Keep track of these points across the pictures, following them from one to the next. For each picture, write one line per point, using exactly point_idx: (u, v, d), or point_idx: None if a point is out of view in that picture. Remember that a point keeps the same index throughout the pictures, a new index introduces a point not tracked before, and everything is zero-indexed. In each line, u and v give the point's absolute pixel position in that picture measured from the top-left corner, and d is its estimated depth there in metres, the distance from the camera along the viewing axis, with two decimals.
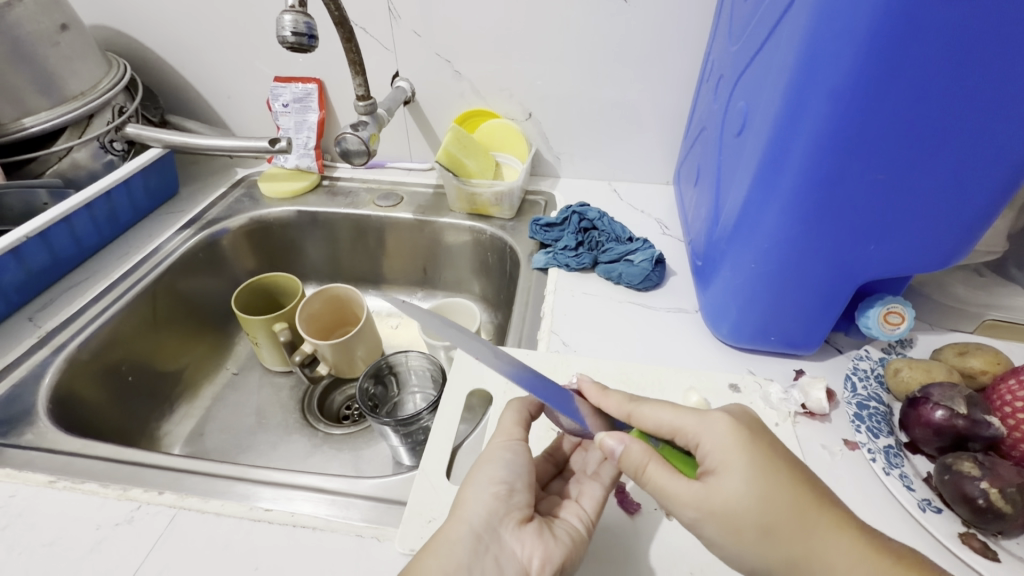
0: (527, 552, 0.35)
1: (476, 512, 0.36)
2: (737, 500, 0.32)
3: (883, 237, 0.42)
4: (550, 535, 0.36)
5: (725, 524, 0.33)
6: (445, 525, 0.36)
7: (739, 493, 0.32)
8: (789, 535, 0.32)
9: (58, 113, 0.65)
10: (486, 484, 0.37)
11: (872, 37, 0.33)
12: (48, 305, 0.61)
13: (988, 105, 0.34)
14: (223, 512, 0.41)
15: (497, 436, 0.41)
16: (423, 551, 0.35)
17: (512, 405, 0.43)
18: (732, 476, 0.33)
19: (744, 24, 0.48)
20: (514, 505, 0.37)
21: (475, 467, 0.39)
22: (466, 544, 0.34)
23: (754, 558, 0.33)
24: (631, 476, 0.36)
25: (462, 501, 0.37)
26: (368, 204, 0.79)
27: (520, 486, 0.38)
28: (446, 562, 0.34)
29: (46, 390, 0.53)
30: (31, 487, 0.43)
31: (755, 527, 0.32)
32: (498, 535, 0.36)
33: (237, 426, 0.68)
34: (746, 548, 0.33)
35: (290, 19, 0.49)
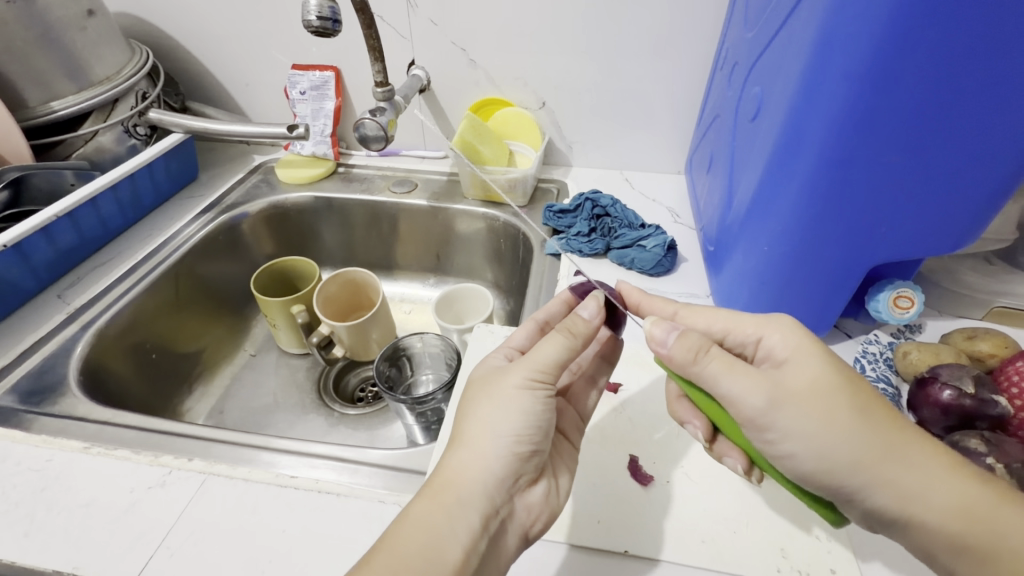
0: (532, 514, 0.37)
1: (495, 472, 0.35)
2: (816, 381, 0.34)
3: (894, 220, 0.42)
4: (552, 495, 0.39)
5: (809, 406, 0.34)
6: (458, 472, 0.35)
7: (817, 373, 0.34)
8: (877, 422, 0.33)
9: (85, 96, 0.67)
10: (509, 445, 0.36)
11: (887, 23, 0.33)
12: (76, 283, 0.63)
13: (1003, 86, 0.35)
14: (250, 478, 0.43)
15: (525, 373, 0.38)
16: (432, 499, 0.34)
17: (556, 342, 0.39)
18: (806, 360, 0.35)
19: (759, 11, 0.49)
20: (529, 470, 0.37)
21: (498, 413, 0.37)
22: (481, 505, 0.34)
23: (838, 449, 0.33)
24: (684, 363, 0.36)
25: (481, 455, 0.36)
26: (383, 190, 0.80)
27: (539, 448, 0.37)
28: (460, 526, 0.33)
29: (76, 362, 0.55)
30: (66, 453, 0.45)
31: (845, 410, 0.33)
32: (509, 495, 0.36)
33: (255, 405, 0.70)
34: (832, 437, 0.33)
35: (315, 3, 0.50)
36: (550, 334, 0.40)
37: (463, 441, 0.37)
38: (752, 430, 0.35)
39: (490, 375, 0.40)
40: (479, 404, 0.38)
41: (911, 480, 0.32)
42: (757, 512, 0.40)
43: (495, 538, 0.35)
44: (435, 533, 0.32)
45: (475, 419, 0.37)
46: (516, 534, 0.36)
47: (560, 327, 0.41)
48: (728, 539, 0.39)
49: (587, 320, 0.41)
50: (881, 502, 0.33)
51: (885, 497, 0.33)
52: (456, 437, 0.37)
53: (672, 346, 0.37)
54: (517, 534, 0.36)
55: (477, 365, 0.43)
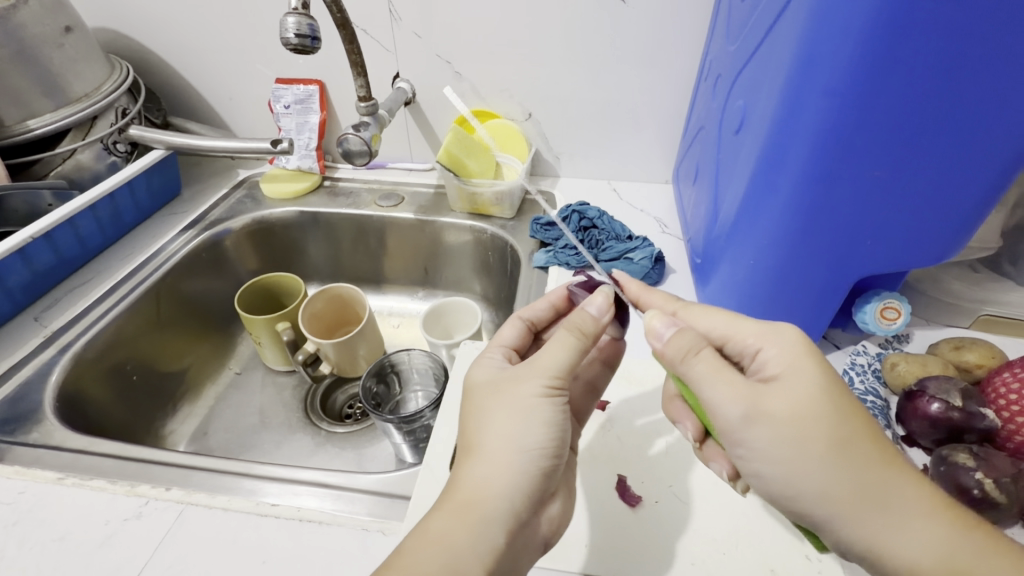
0: (552, 525, 0.37)
1: (521, 490, 0.34)
2: (802, 399, 0.32)
3: (879, 233, 0.42)
4: (568, 507, 0.39)
5: (785, 425, 0.32)
6: (478, 489, 0.33)
7: (808, 392, 0.32)
8: (859, 462, 0.31)
9: (62, 115, 0.65)
10: (533, 460, 0.35)
11: (868, 37, 0.33)
12: (53, 305, 0.62)
13: (980, 101, 0.35)
14: (230, 508, 0.42)
15: (544, 380, 0.36)
16: (451, 518, 0.32)
17: (567, 344, 0.38)
18: (798, 382, 0.33)
19: (741, 24, 0.49)
20: (552, 484, 0.36)
21: (519, 424, 0.35)
22: (504, 527, 0.33)
23: (808, 479, 0.31)
24: (674, 360, 0.36)
25: (503, 472, 0.34)
26: (369, 204, 0.80)
27: (563, 461, 0.36)
28: (483, 547, 0.32)
29: (52, 388, 0.53)
30: (40, 484, 0.43)
31: (824, 442, 0.31)
32: (532, 512, 0.35)
33: (240, 426, 0.68)
34: (804, 463, 0.31)
35: (293, 20, 0.50)
36: (559, 336, 0.38)
37: (482, 456, 0.35)
38: (726, 437, 0.34)
39: (502, 380, 0.38)
40: (495, 415, 0.36)
41: (880, 521, 0.31)
42: (747, 531, 0.40)
43: (515, 559, 0.34)
44: (455, 557, 0.31)
45: (493, 431, 0.35)
46: (536, 550, 0.36)
47: (567, 325, 0.39)
48: (717, 561, 0.38)
49: (594, 317, 0.40)
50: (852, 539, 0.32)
51: (852, 535, 0.31)
52: (473, 450, 0.35)
53: (667, 341, 0.36)
54: (535, 549, 0.36)
55: (472, 368, 0.41)
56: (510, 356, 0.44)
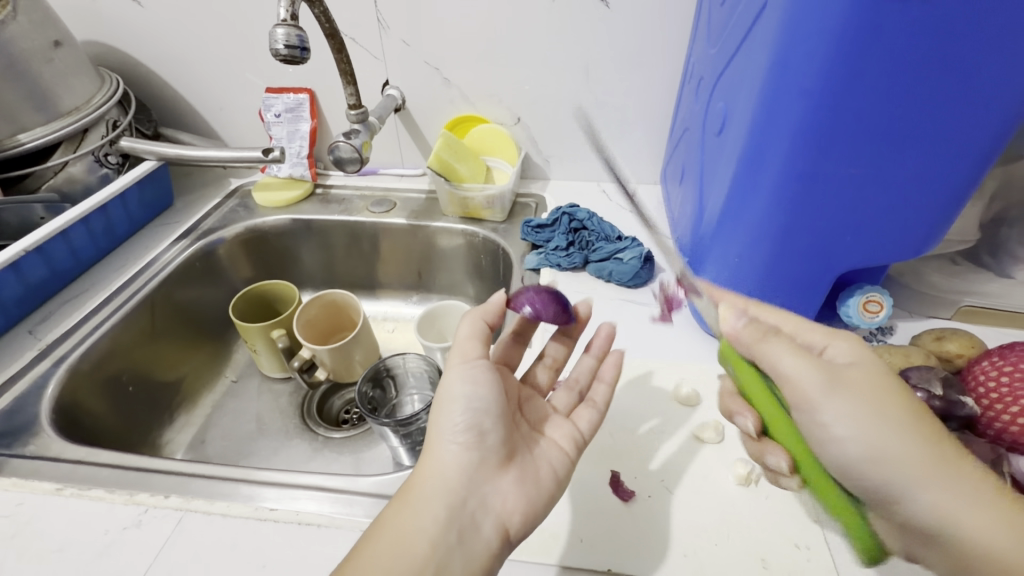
0: (505, 497, 0.39)
1: (450, 464, 0.39)
2: (875, 376, 0.35)
3: (858, 228, 0.44)
4: (528, 480, 0.40)
5: (861, 391, 0.35)
6: (420, 473, 0.39)
7: (882, 373, 0.36)
8: (932, 434, 0.34)
9: (53, 128, 0.66)
10: (456, 435, 0.39)
11: (840, 37, 0.35)
12: (48, 318, 0.62)
13: (950, 99, 0.36)
14: (229, 513, 0.42)
15: (460, 360, 0.43)
16: (400, 503, 0.38)
17: (472, 332, 0.44)
18: (875, 363, 0.36)
19: (721, 28, 0.50)
20: (488, 455, 0.40)
21: (443, 406, 0.40)
22: (443, 500, 0.37)
23: (890, 442, 0.33)
24: (752, 342, 0.39)
25: (435, 452, 0.39)
26: (362, 210, 0.80)
27: (488, 431, 0.40)
28: (424, 520, 0.36)
29: (49, 399, 0.54)
30: (38, 495, 0.44)
31: (899, 410, 0.34)
32: (474, 484, 0.38)
33: (237, 433, 0.69)
34: (884, 429, 0.34)
35: (282, 32, 0.50)
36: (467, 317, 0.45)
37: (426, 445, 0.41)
38: (800, 410, 0.36)
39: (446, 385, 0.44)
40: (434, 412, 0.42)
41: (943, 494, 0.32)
42: (738, 522, 0.40)
43: (468, 528, 0.37)
44: (402, 531, 0.36)
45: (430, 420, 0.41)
46: (496, 522, 0.38)
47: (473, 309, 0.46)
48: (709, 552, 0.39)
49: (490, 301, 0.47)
50: (925, 515, 0.33)
51: (927, 506, 0.33)
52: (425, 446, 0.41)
53: (740, 326, 0.40)
54: (495, 523, 0.38)
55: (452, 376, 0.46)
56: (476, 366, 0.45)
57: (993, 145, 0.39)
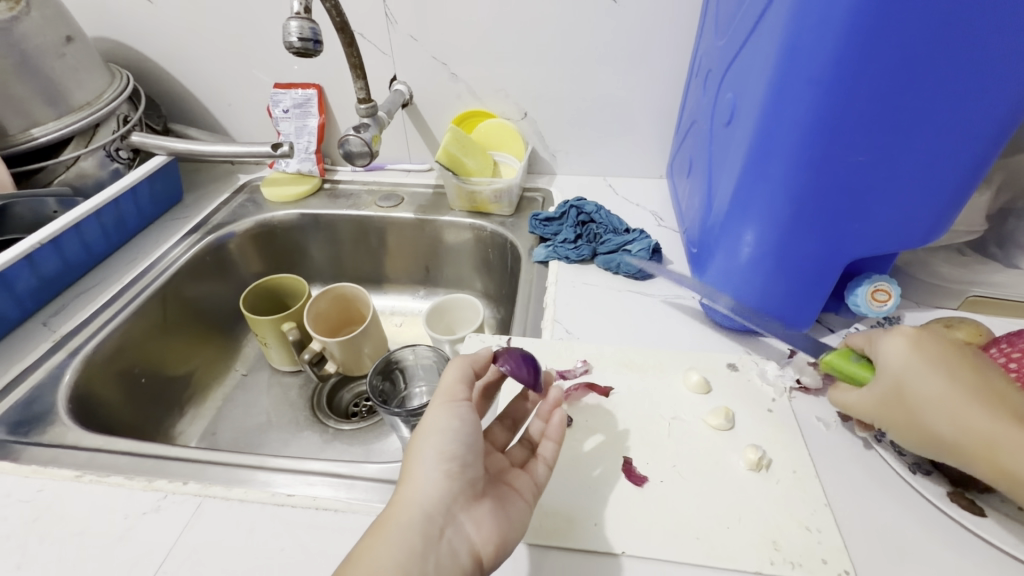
0: (480, 531, 0.36)
1: (426, 493, 0.36)
2: (897, 374, 0.39)
3: (866, 215, 0.44)
4: (501, 513, 0.37)
5: (905, 397, 0.38)
6: (394, 503, 0.36)
7: (901, 367, 0.39)
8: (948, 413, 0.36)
9: (65, 123, 0.66)
10: (436, 463, 0.37)
11: (850, 26, 0.35)
12: (61, 310, 0.63)
13: (959, 86, 0.37)
14: (247, 499, 0.43)
15: (448, 395, 0.40)
16: (372, 536, 0.35)
17: (455, 364, 0.42)
18: (889, 362, 0.40)
19: (729, 20, 0.51)
20: (464, 486, 0.37)
21: (424, 434, 0.38)
22: (419, 529, 0.34)
23: (910, 434, 0.38)
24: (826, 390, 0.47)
25: (412, 479, 0.36)
26: (369, 205, 0.81)
27: (469, 462, 0.38)
28: (398, 549, 0.34)
29: (65, 389, 0.54)
30: (57, 482, 0.44)
31: (906, 402, 0.38)
32: (449, 513, 0.36)
33: (248, 425, 0.69)
34: (905, 424, 0.39)
35: (296, 24, 0.51)
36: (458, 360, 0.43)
37: (401, 474, 0.38)
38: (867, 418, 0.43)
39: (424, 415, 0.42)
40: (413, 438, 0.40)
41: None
42: (750, 505, 0.40)
43: (443, 560, 0.34)
44: (374, 565, 0.33)
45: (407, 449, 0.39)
46: (469, 559, 0.35)
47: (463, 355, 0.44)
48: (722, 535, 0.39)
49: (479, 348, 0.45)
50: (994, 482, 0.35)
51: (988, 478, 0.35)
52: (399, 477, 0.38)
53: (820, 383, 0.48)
54: (473, 556, 0.35)
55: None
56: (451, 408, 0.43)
57: (1002, 132, 0.39)
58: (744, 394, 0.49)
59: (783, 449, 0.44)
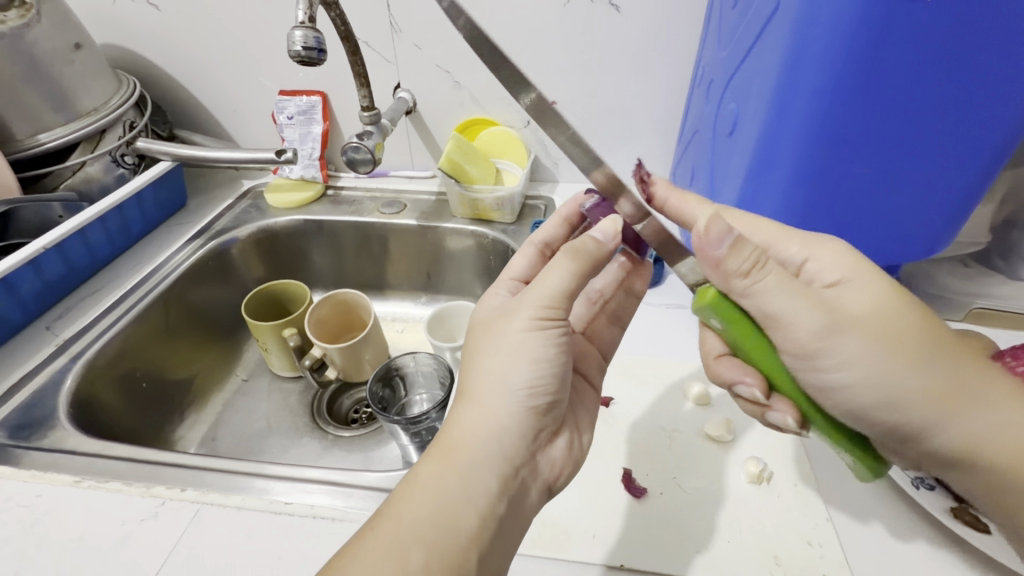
0: (553, 467, 0.37)
1: (507, 428, 0.34)
2: (871, 305, 0.35)
3: (869, 226, 0.44)
4: (571, 449, 0.39)
5: (866, 329, 0.34)
6: (468, 431, 0.34)
7: (875, 296, 0.35)
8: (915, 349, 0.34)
9: (72, 128, 0.67)
10: (522, 398, 0.34)
11: (849, 40, 0.35)
12: (64, 314, 0.63)
13: (962, 99, 0.37)
14: (245, 506, 0.43)
15: (533, 313, 0.35)
16: (441, 463, 0.33)
17: (563, 268, 0.35)
18: (857, 289, 0.36)
19: (732, 31, 0.51)
20: (546, 423, 0.36)
21: (506, 359, 0.34)
22: (498, 467, 0.33)
23: (873, 378, 0.34)
24: (710, 354, 0.41)
25: (492, 411, 0.34)
26: (372, 211, 0.81)
27: (556, 401, 0.36)
28: (477, 483, 0.32)
29: (66, 393, 0.54)
30: (56, 487, 0.44)
31: (876, 335, 0.34)
32: (526, 452, 0.35)
33: (248, 431, 0.69)
34: (874, 362, 0.34)
35: (300, 34, 0.51)
36: (555, 260, 0.36)
37: (470, 398, 0.35)
38: (802, 358, 0.35)
39: (492, 318, 0.37)
40: (485, 354, 0.36)
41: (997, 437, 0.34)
42: (750, 518, 0.40)
43: (517, 495, 0.34)
44: (449, 497, 0.31)
45: (478, 370, 0.35)
46: (539, 493, 0.36)
47: (565, 250, 0.36)
48: (723, 549, 0.39)
49: (598, 241, 0.37)
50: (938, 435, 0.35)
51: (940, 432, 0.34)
52: (464, 392, 0.35)
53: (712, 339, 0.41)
54: (540, 489, 0.36)
55: (476, 308, 0.41)
56: (518, 288, 0.44)
57: (1005, 145, 0.39)
58: None
59: (785, 462, 0.44)
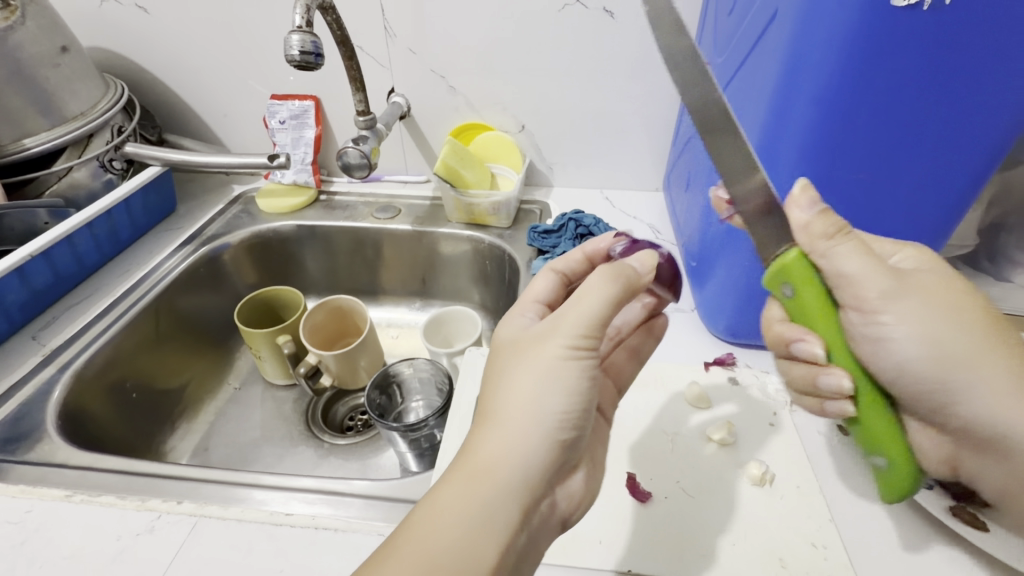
0: (571, 496, 0.36)
1: (535, 459, 0.32)
2: (940, 283, 0.36)
3: (866, 230, 0.44)
4: (590, 481, 0.38)
5: (932, 299, 0.35)
6: (493, 457, 0.32)
7: (941, 280, 0.36)
8: (978, 336, 0.35)
9: (58, 133, 0.65)
10: (552, 429, 0.33)
11: (847, 48, 0.36)
12: (51, 323, 0.62)
13: (956, 106, 0.38)
14: (244, 518, 0.42)
15: (569, 339, 0.34)
16: (459, 490, 0.31)
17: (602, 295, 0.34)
18: (928, 274, 0.37)
19: (728, 38, 0.51)
20: (570, 455, 0.35)
21: (537, 386, 0.33)
22: (521, 499, 0.32)
23: (941, 336, 0.34)
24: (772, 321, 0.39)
25: (517, 439, 0.32)
26: (366, 216, 0.80)
27: (583, 432, 0.34)
28: (496, 518, 0.31)
29: (54, 405, 0.53)
30: (47, 502, 0.43)
31: (947, 310, 0.35)
32: (549, 483, 0.34)
33: (241, 440, 0.68)
34: (941, 326, 0.34)
35: (297, 38, 0.51)
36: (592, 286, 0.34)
37: (497, 423, 0.33)
38: (858, 313, 0.34)
39: (522, 339, 0.36)
40: (513, 378, 0.34)
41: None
42: (754, 520, 0.40)
43: (535, 530, 0.33)
44: (467, 531, 0.30)
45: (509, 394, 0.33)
46: (554, 527, 0.35)
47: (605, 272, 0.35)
48: (728, 552, 0.39)
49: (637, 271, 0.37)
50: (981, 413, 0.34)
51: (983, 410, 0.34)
52: (489, 415, 0.34)
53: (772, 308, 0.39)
54: (557, 522, 0.35)
55: (498, 327, 0.40)
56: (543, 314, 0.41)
57: (996, 152, 0.40)
58: (745, 408, 0.49)
59: (787, 463, 0.44)
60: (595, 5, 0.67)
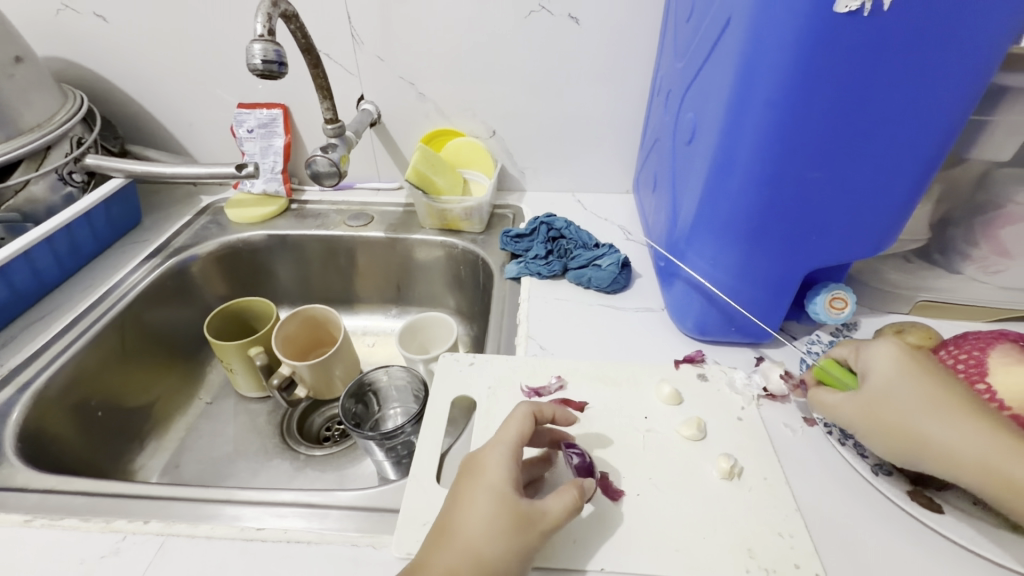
0: None
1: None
2: (892, 370, 0.40)
3: (822, 227, 0.46)
4: None
5: (887, 395, 0.40)
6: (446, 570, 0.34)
7: (899, 366, 0.40)
8: (940, 409, 0.37)
9: (13, 145, 0.63)
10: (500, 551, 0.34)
11: (796, 52, 0.37)
12: (9, 342, 0.59)
13: (900, 106, 0.39)
14: (214, 535, 0.41)
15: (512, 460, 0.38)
16: None
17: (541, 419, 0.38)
18: (885, 362, 0.41)
19: (687, 43, 0.53)
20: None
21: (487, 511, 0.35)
22: None
23: (884, 430, 0.39)
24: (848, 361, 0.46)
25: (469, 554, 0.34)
26: (338, 224, 0.80)
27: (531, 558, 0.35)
28: None
29: (13, 427, 0.51)
30: (5, 528, 0.42)
31: (891, 398, 0.39)
32: None
33: (214, 456, 0.66)
34: (885, 418, 0.39)
35: (260, 47, 0.50)
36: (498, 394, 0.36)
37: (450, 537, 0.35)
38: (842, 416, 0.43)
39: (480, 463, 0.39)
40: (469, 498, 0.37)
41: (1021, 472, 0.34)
42: (724, 513, 0.41)
43: None
44: None
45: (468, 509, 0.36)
46: None
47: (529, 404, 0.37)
48: (699, 546, 0.39)
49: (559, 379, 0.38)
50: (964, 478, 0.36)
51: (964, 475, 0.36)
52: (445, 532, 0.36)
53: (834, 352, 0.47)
54: None
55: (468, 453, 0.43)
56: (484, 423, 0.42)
57: (939, 150, 0.42)
58: (715, 403, 0.50)
59: (755, 456, 0.45)
60: (560, 11, 0.68)
